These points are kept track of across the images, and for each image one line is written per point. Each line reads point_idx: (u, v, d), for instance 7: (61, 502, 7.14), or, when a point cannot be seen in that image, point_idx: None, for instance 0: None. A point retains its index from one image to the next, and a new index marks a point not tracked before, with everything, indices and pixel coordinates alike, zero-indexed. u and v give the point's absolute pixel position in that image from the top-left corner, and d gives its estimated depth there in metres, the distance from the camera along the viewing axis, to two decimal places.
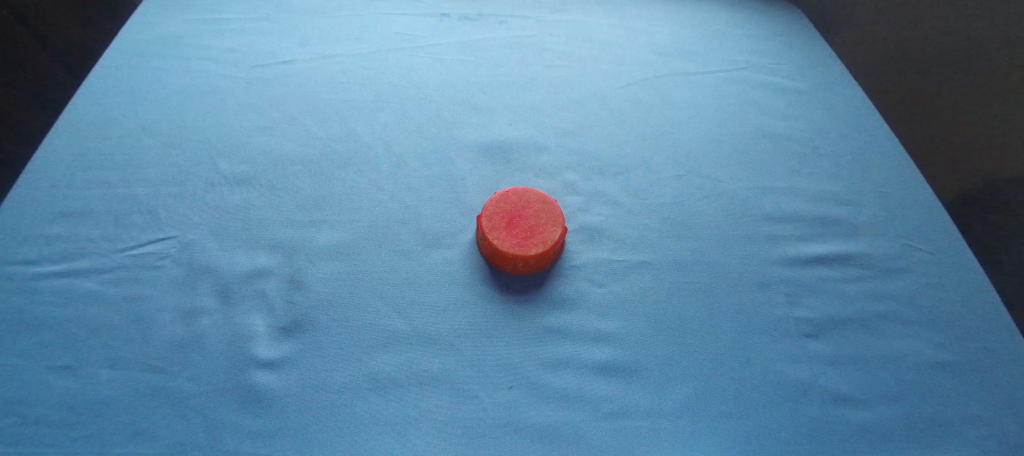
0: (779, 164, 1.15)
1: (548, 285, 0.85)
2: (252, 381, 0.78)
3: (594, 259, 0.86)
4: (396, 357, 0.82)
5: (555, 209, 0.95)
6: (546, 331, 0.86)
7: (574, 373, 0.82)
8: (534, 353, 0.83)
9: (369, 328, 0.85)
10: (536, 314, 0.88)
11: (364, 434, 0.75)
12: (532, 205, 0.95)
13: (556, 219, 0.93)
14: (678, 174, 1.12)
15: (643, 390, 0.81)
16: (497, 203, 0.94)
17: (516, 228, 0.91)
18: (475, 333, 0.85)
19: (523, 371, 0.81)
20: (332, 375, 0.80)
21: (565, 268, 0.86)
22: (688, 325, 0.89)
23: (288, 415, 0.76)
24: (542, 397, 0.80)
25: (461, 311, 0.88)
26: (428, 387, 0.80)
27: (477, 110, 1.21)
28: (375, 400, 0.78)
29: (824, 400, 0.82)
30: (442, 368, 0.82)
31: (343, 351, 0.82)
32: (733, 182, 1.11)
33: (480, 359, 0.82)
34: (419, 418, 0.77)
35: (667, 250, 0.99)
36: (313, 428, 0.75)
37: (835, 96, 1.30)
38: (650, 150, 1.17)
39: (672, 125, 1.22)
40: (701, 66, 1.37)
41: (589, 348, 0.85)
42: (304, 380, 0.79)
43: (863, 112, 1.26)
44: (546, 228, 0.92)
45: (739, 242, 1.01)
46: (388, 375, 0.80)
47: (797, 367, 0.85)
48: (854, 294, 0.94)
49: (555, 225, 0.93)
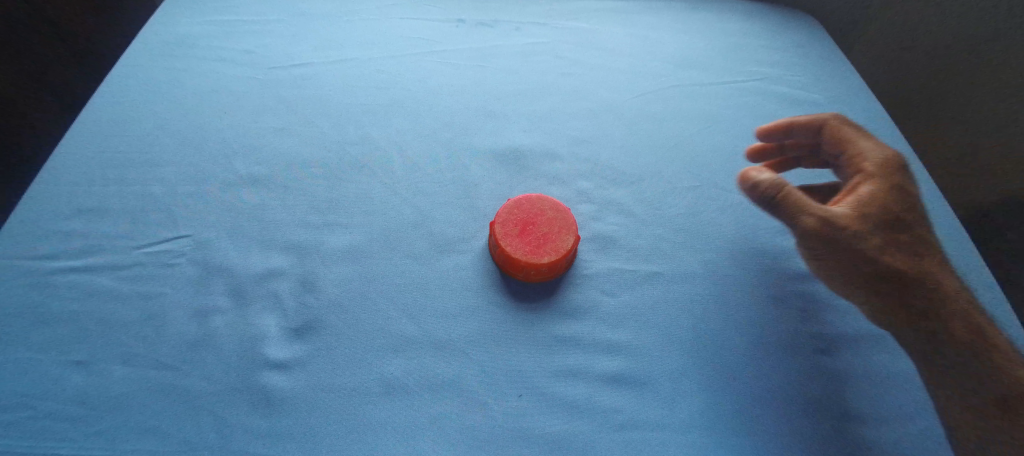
0: (835, 111, 0.80)
1: (504, 259, 0.57)
2: (47, 378, 0.49)
3: (568, 235, 0.57)
4: (309, 345, 0.52)
5: (560, 208, 0.59)
6: (546, 316, 0.56)
7: (583, 381, 0.52)
8: (544, 358, 0.53)
9: (280, 310, 0.54)
10: (549, 320, 0.55)
11: (242, 441, 0.47)
12: (532, 198, 0.60)
13: (554, 206, 0.60)
14: (676, 86, 0.82)
15: (656, 391, 0.51)
16: (511, 212, 0.59)
17: (514, 221, 0.58)
18: (491, 337, 0.54)
19: (534, 380, 0.51)
20: (219, 364, 0.50)
21: (541, 246, 0.56)
22: (732, 326, 0.56)
23: (128, 414, 0.48)
24: (511, 397, 0.50)
25: (473, 314, 0.55)
26: (361, 381, 0.50)
27: (460, 32, 0.85)
28: (267, 406, 0.48)
29: (897, 409, 0.52)
30: (397, 362, 0.52)
31: (278, 332, 0.53)
32: (763, 97, 0.81)
33: (419, 344, 0.53)
34: (323, 430, 0.48)
35: (686, 209, 0.66)
36: (161, 435, 0.47)
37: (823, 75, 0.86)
38: (657, 58, 0.86)
39: (692, 60, 0.86)
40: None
41: (595, 331, 0.55)
42: (145, 365, 0.50)
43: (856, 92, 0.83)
44: (559, 238, 0.57)
45: (777, 168, 0.72)
46: (346, 368, 0.51)
47: (876, 341, 0.56)
48: (950, 277, 0.61)
49: (571, 234, 0.58)
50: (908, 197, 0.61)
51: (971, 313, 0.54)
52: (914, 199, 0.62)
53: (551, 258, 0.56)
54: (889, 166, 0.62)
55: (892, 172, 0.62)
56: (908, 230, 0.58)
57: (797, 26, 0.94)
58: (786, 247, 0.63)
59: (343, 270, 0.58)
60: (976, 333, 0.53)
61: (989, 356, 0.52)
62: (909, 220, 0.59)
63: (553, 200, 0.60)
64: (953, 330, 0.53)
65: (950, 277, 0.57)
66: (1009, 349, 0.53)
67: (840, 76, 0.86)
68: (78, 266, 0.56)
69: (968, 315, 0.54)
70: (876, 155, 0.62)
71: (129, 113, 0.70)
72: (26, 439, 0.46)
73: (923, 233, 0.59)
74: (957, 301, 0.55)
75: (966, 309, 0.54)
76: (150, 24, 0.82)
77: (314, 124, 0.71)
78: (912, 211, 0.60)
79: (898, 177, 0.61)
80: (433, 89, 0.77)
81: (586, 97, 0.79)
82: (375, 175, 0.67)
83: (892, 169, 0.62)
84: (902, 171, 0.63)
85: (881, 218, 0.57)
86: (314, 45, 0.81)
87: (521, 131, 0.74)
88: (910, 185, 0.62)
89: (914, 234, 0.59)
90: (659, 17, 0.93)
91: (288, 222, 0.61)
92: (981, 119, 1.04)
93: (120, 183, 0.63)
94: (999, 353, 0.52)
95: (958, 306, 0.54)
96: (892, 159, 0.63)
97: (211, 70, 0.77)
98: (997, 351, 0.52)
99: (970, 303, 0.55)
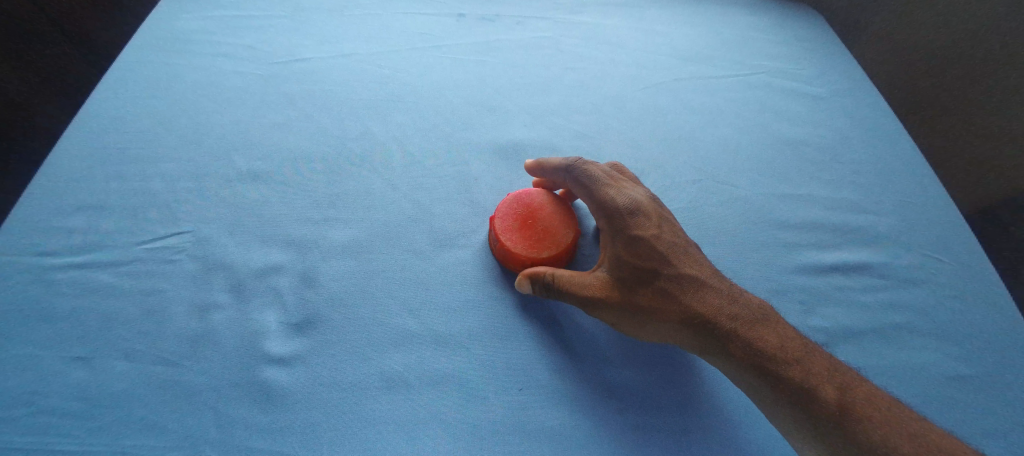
0: (838, 104, 0.80)
1: (504, 253, 0.57)
2: (49, 373, 0.49)
3: (568, 229, 0.57)
4: (309, 341, 0.52)
5: (560, 202, 0.59)
6: (546, 310, 0.56)
7: (582, 372, 0.52)
8: (543, 350, 0.53)
9: (281, 306, 0.54)
10: (549, 314, 0.55)
11: (242, 436, 0.47)
12: (532, 192, 0.59)
13: (554, 200, 0.59)
14: (678, 79, 0.81)
15: (655, 383, 0.52)
16: (511, 206, 0.58)
17: (515, 215, 0.58)
18: (491, 331, 0.54)
19: (533, 372, 0.52)
20: (219, 360, 0.50)
21: (541, 241, 0.56)
22: None
23: (129, 410, 0.48)
24: (510, 392, 0.50)
25: (473, 308, 0.55)
26: (361, 376, 0.50)
27: (461, 27, 0.85)
28: (267, 401, 0.48)
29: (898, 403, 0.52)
30: (397, 356, 0.52)
31: (278, 327, 0.53)
32: (765, 91, 0.81)
33: (420, 338, 0.53)
34: (322, 426, 0.48)
35: (688, 202, 0.66)
36: (161, 429, 0.47)
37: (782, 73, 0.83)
38: (659, 52, 0.85)
39: (693, 53, 0.85)
40: None
41: (595, 323, 0.55)
42: (146, 360, 0.50)
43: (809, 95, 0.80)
44: (559, 233, 0.57)
45: (779, 162, 0.71)
46: (346, 363, 0.51)
47: (876, 335, 0.56)
48: (952, 271, 0.61)
49: (571, 228, 0.58)
50: (650, 241, 0.53)
51: (762, 346, 0.48)
52: (662, 240, 0.54)
53: (550, 253, 0.56)
54: (616, 215, 0.54)
55: (622, 219, 0.54)
56: (654, 279, 0.52)
57: (800, 19, 0.94)
58: (788, 241, 0.63)
59: (344, 264, 0.58)
60: (771, 372, 0.47)
61: (847, 392, 0.47)
62: (656, 268, 0.52)
63: (552, 194, 0.60)
64: (757, 369, 0.48)
65: (723, 317, 0.50)
66: (824, 387, 0.46)
67: (844, 70, 0.85)
68: (79, 262, 0.56)
69: (745, 353, 0.48)
70: (600, 203, 0.55)
71: (129, 109, 0.70)
72: (29, 434, 0.46)
73: (682, 275, 0.52)
74: (745, 345, 0.49)
75: (770, 341, 0.49)
76: (150, 19, 0.82)
77: (314, 119, 0.71)
78: (654, 256, 0.53)
79: (625, 223, 0.54)
80: (434, 84, 0.77)
81: (588, 91, 0.79)
82: (376, 170, 0.67)
83: (610, 219, 0.54)
84: (633, 214, 0.54)
85: (625, 279, 0.52)
86: (313, 39, 0.81)
87: (522, 126, 0.73)
88: (649, 229, 0.54)
89: (663, 282, 0.52)
90: (660, 10, 0.92)
91: (288, 218, 0.61)
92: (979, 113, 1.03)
93: (120, 178, 0.63)
94: (829, 389, 0.46)
95: (732, 352, 0.49)
96: (612, 205, 0.54)
97: (210, 65, 0.76)
98: (812, 387, 0.46)
99: (782, 336, 0.49)
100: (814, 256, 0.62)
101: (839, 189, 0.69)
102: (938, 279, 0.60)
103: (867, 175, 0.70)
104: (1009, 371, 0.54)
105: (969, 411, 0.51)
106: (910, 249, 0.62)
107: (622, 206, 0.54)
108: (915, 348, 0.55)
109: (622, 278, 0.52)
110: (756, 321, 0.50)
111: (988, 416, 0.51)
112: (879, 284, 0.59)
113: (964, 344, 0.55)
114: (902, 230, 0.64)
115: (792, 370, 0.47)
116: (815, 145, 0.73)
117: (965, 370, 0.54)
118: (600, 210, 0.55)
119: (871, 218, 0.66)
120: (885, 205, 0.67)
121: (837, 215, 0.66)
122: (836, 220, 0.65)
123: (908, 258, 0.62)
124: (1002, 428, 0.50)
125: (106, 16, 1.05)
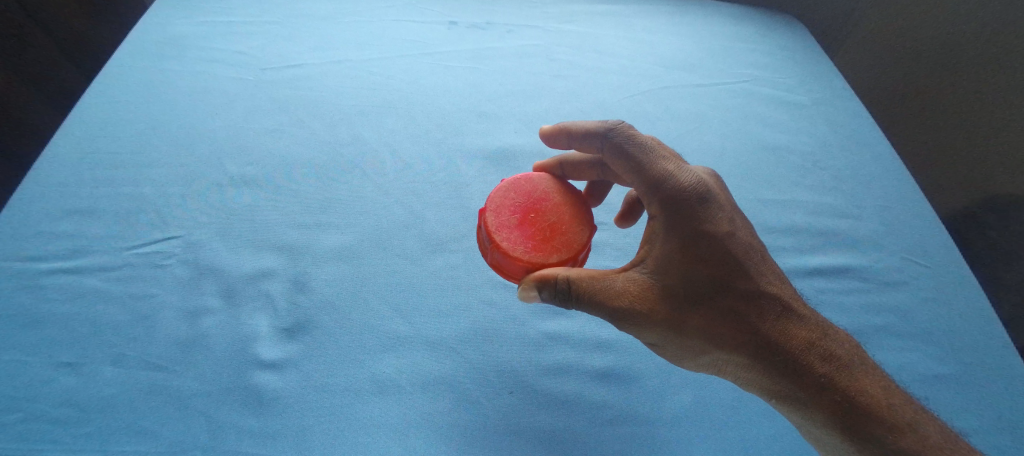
0: (820, 111, 0.82)
1: (502, 256, 0.52)
2: (37, 379, 0.49)
3: (579, 229, 0.54)
4: (301, 346, 0.52)
5: (567, 196, 0.55)
6: (536, 314, 0.57)
7: (575, 376, 0.53)
8: (534, 355, 0.54)
9: (272, 311, 0.54)
10: (540, 318, 0.56)
11: (234, 441, 0.47)
12: (536, 185, 0.55)
13: (563, 193, 0.55)
14: (666, 87, 0.83)
15: (645, 387, 0.53)
16: (512, 200, 0.54)
17: (516, 211, 0.54)
18: (479, 335, 0.54)
19: (524, 376, 0.52)
20: (211, 365, 0.51)
21: (548, 243, 0.52)
22: None
23: (119, 416, 0.48)
24: (502, 395, 0.51)
25: (463, 313, 0.56)
26: (354, 380, 0.51)
27: (452, 34, 0.86)
28: (258, 406, 0.49)
29: None
30: (390, 361, 0.52)
31: (270, 331, 0.53)
32: (750, 99, 0.83)
33: (412, 342, 0.53)
34: (313, 430, 0.48)
35: None
36: (152, 435, 0.47)
37: (767, 81, 0.86)
38: (648, 60, 0.87)
39: (680, 62, 0.87)
40: (725, 3, 1.00)
41: (585, 329, 0.56)
42: (136, 366, 0.50)
43: (793, 102, 0.83)
44: (570, 232, 0.53)
45: (763, 168, 0.73)
46: (337, 367, 0.51)
47: (857, 336, 0.58)
48: (929, 273, 0.63)
49: (582, 226, 0.54)
50: (724, 245, 0.47)
51: (862, 398, 0.44)
52: (736, 241, 0.48)
53: (559, 256, 0.52)
54: (681, 203, 0.48)
55: (691, 209, 0.47)
56: (726, 294, 0.47)
57: (784, 28, 0.96)
58: (774, 246, 0.64)
59: (335, 269, 0.58)
60: (876, 438, 0.43)
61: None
62: (730, 281, 0.47)
63: (560, 181, 0.57)
64: (853, 425, 0.44)
65: (818, 358, 0.46)
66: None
67: (827, 80, 0.87)
68: (66, 267, 0.56)
69: (838, 402, 0.44)
70: (665, 188, 0.48)
71: (120, 113, 0.70)
72: (14, 441, 0.46)
73: (762, 293, 0.47)
74: (847, 396, 0.44)
75: (872, 392, 0.44)
76: (141, 22, 0.82)
77: (307, 125, 0.72)
78: (728, 265, 0.47)
79: (694, 215, 0.47)
80: (426, 90, 0.78)
81: (578, 98, 0.80)
82: (366, 176, 0.67)
83: (676, 210, 0.48)
84: (705, 204, 0.48)
85: (690, 289, 0.47)
86: (307, 46, 0.81)
87: (513, 132, 0.74)
88: (723, 224, 0.48)
89: (736, 300, 0.47)
90: (651, 19, 0.94)
91: (281, 223, 0.62)
92: (956, 115, 1.05)
93: (110, 183, 0.63)
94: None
95: (826, 402, 0.45)
96: (681, 192, 0.48)
97: (202, 71, 0.76)
98: None
99: (886, 390, 0.45)
100: (798, 259, 0.63)
101: (821, 195, 0.70)
102: (916, 282, 0.62)
103: (848, 180, 0.72)
104: (985, 370, 0.55)
105: (945, 409, 0.53)
106: (889, 253, 0.64)
107: (692, 196, 0.48)
108: (894, 348, 0.57)
109: (687, 288, 0.47)
110: (849, 364, 0.46)
111: (965, 415, 0.52)
112: (858, 287, 0.61)
113: (942, 344, 0.57)
114: (882, 235, 0.66)
115: (903, 439, 0.43)
116: (798, 152, 0.75)
117: (942, 369, 0.55)
118: (662, 194, 0.48)
119: (852, 223, 0.67)
120: (865, 210, 0.69)
121: (819, 220, 0.67)
122: (818, 225, 0.67)
123: (887, 262, 0.63)
124: (979, 426, 0.52)
125: (93, 12, 1.05)
